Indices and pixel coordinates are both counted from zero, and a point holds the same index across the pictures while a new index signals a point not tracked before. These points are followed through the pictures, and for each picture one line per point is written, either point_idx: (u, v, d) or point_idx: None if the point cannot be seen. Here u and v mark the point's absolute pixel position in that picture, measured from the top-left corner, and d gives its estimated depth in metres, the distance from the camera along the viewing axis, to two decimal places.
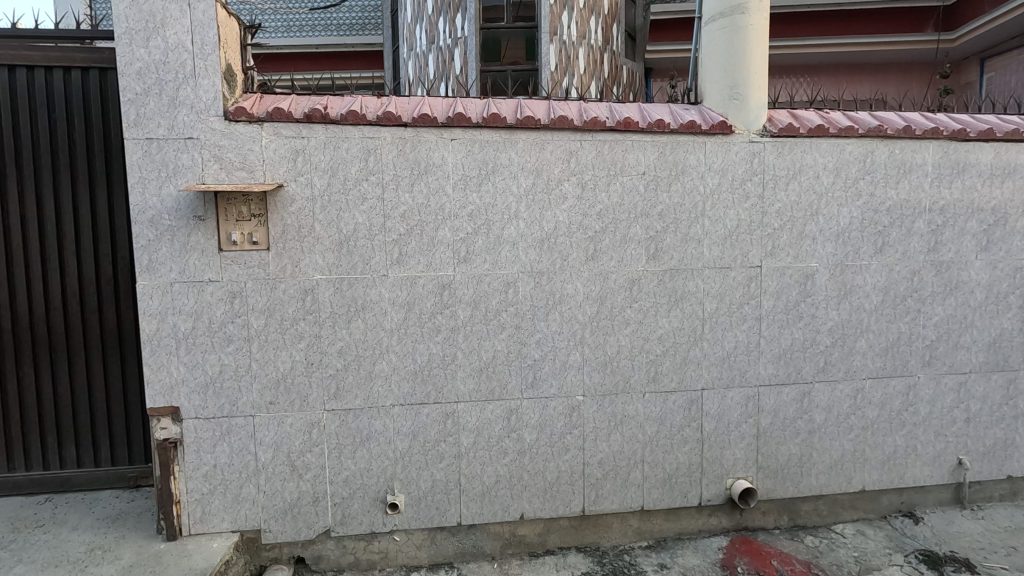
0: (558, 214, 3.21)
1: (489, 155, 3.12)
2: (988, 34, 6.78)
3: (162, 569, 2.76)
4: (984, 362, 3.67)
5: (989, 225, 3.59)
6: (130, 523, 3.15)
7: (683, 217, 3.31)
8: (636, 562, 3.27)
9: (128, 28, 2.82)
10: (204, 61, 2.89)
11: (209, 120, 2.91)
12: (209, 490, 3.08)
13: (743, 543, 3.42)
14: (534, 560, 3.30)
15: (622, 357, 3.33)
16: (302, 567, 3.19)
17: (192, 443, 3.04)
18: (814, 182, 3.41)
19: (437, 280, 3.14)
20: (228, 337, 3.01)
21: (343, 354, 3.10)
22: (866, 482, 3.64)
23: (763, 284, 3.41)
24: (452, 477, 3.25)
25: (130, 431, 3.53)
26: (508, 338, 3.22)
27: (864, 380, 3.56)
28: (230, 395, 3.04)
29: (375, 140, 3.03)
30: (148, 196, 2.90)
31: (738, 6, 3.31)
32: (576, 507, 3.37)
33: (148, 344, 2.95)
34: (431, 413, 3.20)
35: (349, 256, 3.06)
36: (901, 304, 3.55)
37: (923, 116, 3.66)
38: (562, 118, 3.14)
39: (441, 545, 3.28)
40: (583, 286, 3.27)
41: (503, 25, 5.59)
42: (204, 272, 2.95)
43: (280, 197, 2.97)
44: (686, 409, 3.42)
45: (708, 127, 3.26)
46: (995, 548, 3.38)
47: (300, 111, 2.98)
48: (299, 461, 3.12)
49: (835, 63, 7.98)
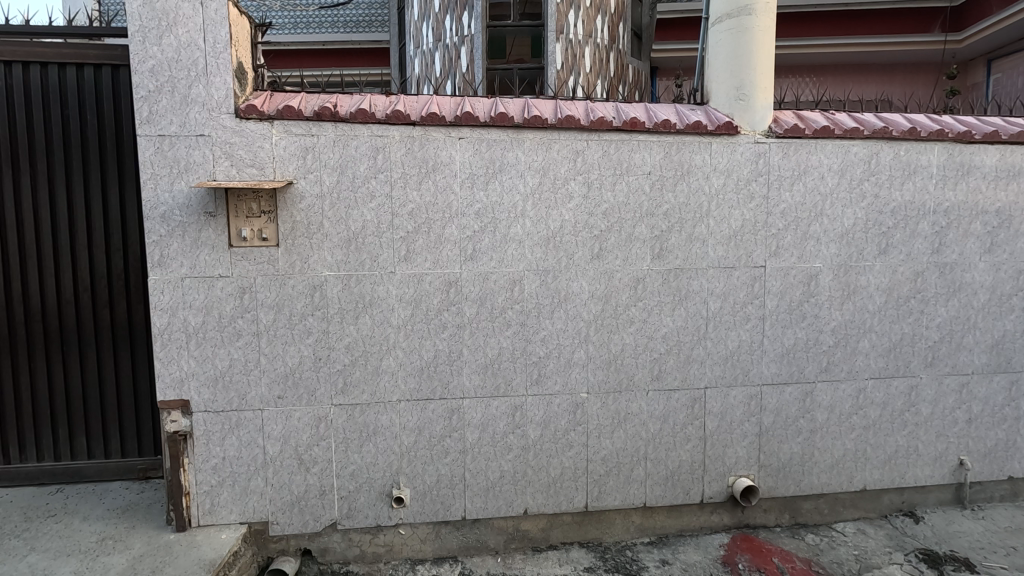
0: (564, 213, 3.24)
1: (497, 154, 3.15)
2: (998, 35, 6.76)
3: (171, 561, 2.80)
4: (986, 363, 3.69)
5: (994, 227, 3.60)
6: (140, 514, 3.20)
7: (688, 216, 3.34)
8: (638, 558, 3.31)
9: (141, 26, 2.86)
10: (216, 59, 2.93)
11: (220, 117, 2.94)
12: (219, 482, 3.13)
13: (744, 541, 3.45)
14: (537, 554, 3.33)
15: (626, 356, 3.37)
16: (308, 559, 3.23)
17: (202, 435, 3.09)
18: (818, 183, 3.43)
19: (444, 277, 3.17)
20: (238, 332, 3.05)
21: (350, 350, 3.14)
22: (867, 481, 3.66)
23: (767, 284, 3.44)
24: (456, 472, 3.29)
25: (140, 424, 3.59)
26: (514, 335, 3.26)
27: (867, 380, 3.58)
28: (239, 389, 3.08)
29: (384, 139, 3.06)
30: (159, 192, 2.93)
31: (744, 7, 3.33)
32: (579, 504, 3.41)
33: (159, 338, 2.99)
34: (437, 409, 3.24)
35: (358, 253, 3.09)
36: (904, 305, 3.57)
37: (930, 117, 3.66)
38: (569, 117, 3.17)
39: (445, 538, 3.33)
40: (588, 285, 3.30)
41: (509, 23, 5.68)
42: (215, 267, 2.99)
43: (289, 195, 3.01)
44: (688, 407, 3.44)
45: (714, 128, 3.29)
46: (995, 548, 3.40)
47: (310, 110, 3.01)
48: (306, 455, 3.17)
49: (841, 63, 7.96)
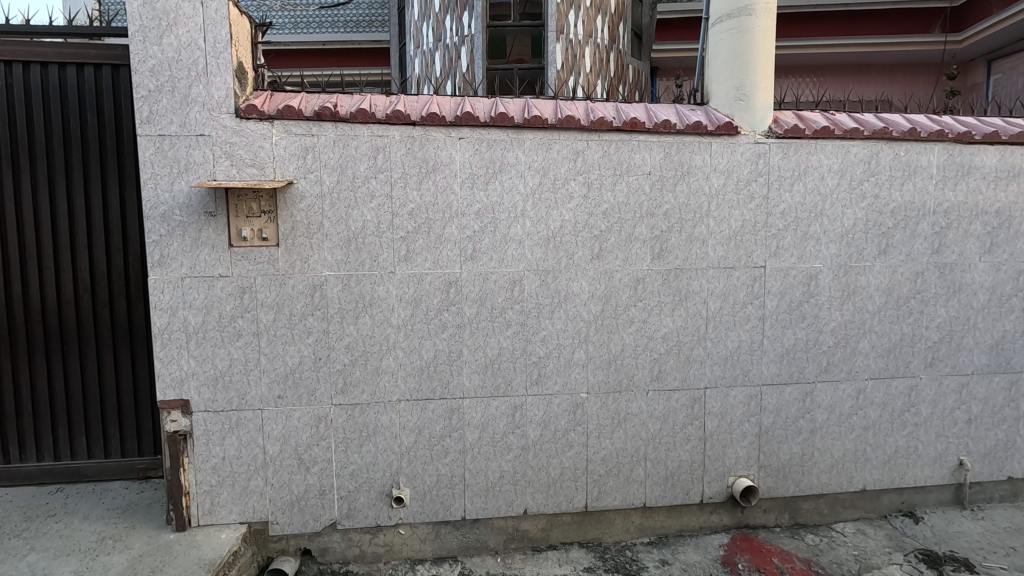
0: (564, 213, 3.24)
1: (497, 154, 3.15)
2: (998, 36, 6.76)
3: (171, 561, 2.80)
4: (986, 364, 3.69)
5: (994, 228, 3.60)
6: (140, 514, 3.20)
7: (688, 216, 3.34)
8: (638, 558, 3.31)
9: (141, 26, 2.86)
10: (216, 58, 2.93)
11: (221, 117, 2.94)
12: (218, 482, 3.13)
13: (743, 541, 3.46)
14: (537, 554, 3.33)
15: (626, 356, 3.37)
16: (308, 559, 3.23)
17: (202, 435, 3.09)
18: (818, 183, 3.43)
19: (444, 277, 3.17)
20: (238, 332, 3.05)
21: (350, 350, 3.14)
22: (867, 481, 3.66)
23: (767, 284, 3.44)
24: (456, 471, 3.29)
25: (139, 424, 3.59)
26: (513, 335, 3.26)
27: (866, 380, 3.58)
28: (239, 389, 3.08)
29: (384, 139, 3.06)
30: (159, 192, 2.93)
31: (744, 7, 3.33)
32: (579, 504, 3.41)
33: (159, 338, 2.99)
34: (437, 409, 3.24)
35: (358, 253, 3.09)
36: (904, 305, 3.57)
37: (929, 117, 3.66)
38: (569, 117, 3.17)
39: (445, 538, 3.33)
40: (588, 285, 3.30)
41: (509, 23, 5.68)
42: (215, 267, 2.99)
43: (289, 195, 3.01)
44: (688, 407, 3.44)
45: (714, 128, 3.29)
46: (995, 548, 3.40)
47: (310, 109, 3.01)
48: (306, 454, 3.17)
49: (841, 63, 7.96)
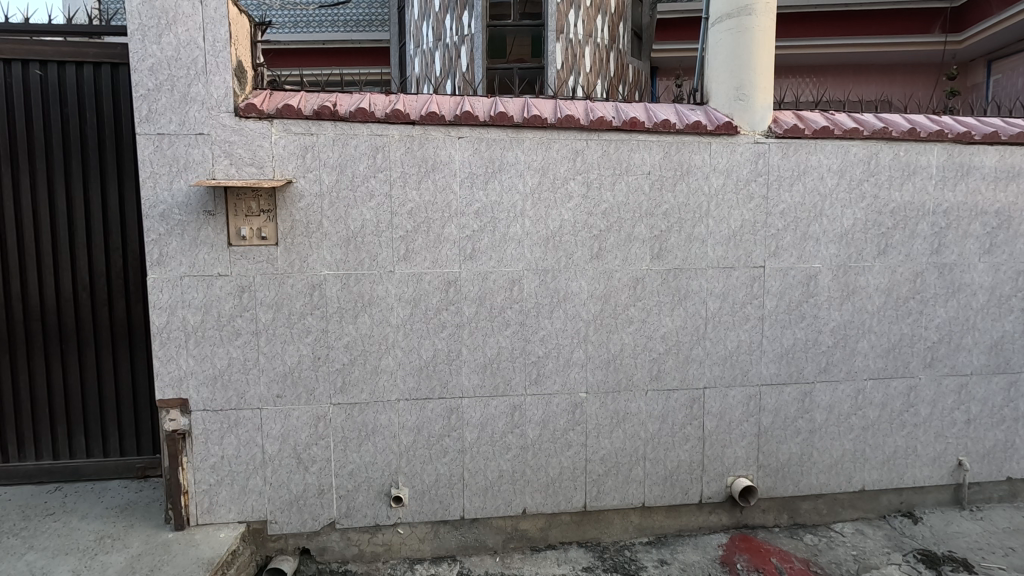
0: (563, 213, 3.24)
1: (496, 154, 3.15)
2: (998, 36, 6.76)
3: (169, 560, 2.81)
4: (985, 364, 3.69)
5: (993, 228, 3.60)
6: (139, 513, 3.20)
7: (687, 216, 3.34)
8: (636, 558, 3.31)
9: (140, 24, 2.85)
10: (216, 57, 2.92)
11: (220, 116, 2.94)
12: (217, 482, 3.13)
13: (742, 541, 3.46)
14: (536, 553, 3.33)
15: (625, 356, 3.37)
16: (307, 558, 3.23)
17: (201, 434, 3.09)
18: (818, 183, 3.43)
19: (443, 276, 3.17)
20: (237, 331, 3.05)
21: (349, 349, 3.14)
22: (866, 481, 3.67)
23: (766, 284, 3.44)
24: (455, 471, 3.29)
25: (139, 424, 3.59)
26: (513, 335, 3.26)
27: (865, 380, 3.58)
28: (238, 388, 3.08)
29: (384, 138, 3.06)
30: (159, 191, 2.93)
31: (745, 7, 3.32)
32: (578, 503, 3.41)
33: (158, 336, 2.99)
34: (436, 409, 3.24)
35: (357, 253, 3.09)
36: (904, 306, 3.57)
37: (929, 117, 3.66)
38: (568, 117, 3.16)
39: (444, 538, 3.33)
40: (588, 284, 3.30)
41: (509, 22, 5.68)
42: (214, 266, 2.99)
43: (289, 194, 3.01)
44: (687, 407, 3.44)
45: (714, 128, 3.29)
46: (993, 548, 3.40)
47: (310, 108, 3.01)
48: (305, 454, 3.17)
49: (842, 63, 7.96)
